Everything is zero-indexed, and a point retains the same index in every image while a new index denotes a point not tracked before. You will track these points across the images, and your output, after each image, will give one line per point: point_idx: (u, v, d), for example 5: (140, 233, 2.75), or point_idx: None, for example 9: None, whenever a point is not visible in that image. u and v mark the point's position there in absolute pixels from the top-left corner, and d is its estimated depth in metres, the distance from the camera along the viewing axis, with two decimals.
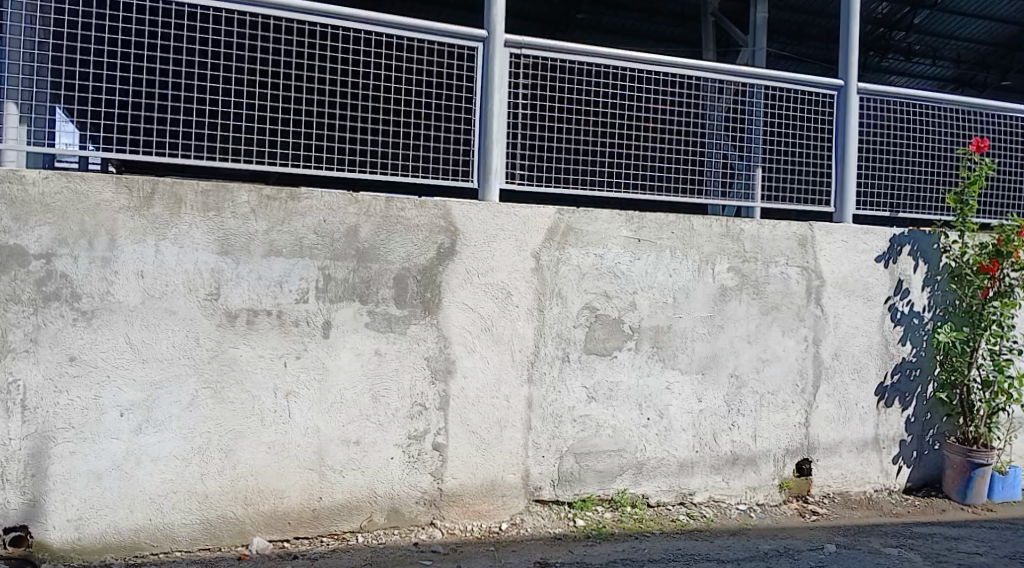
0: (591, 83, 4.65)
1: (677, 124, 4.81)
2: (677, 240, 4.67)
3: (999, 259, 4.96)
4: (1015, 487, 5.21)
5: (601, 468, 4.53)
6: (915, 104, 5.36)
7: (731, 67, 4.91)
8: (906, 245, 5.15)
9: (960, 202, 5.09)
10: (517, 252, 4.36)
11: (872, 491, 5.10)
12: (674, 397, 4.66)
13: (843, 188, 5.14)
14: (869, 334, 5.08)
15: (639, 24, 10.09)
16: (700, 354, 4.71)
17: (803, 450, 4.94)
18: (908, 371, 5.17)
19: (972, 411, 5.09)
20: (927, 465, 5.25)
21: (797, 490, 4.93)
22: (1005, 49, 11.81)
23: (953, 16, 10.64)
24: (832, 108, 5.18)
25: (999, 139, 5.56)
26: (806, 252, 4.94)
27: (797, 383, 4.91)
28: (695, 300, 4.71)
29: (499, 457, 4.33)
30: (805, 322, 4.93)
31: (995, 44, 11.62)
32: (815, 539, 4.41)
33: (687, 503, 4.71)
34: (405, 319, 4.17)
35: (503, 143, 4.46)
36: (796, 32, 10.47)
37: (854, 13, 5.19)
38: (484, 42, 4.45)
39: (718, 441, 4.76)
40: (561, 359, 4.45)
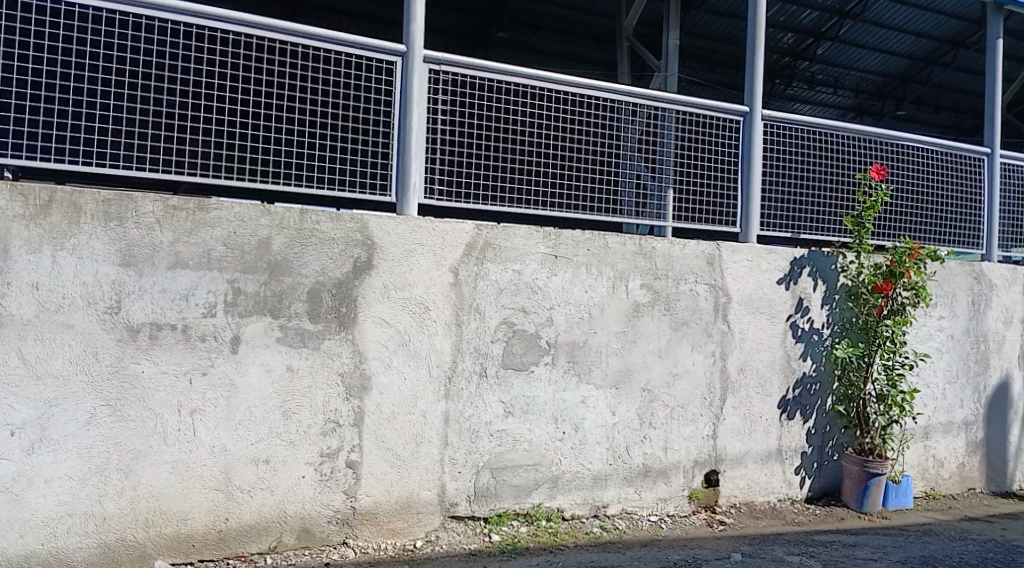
0: (511, 101, 4.71)
1: (594, 144, 4.91)
2: (593, 257, 4.76)
3: (892, 279, 5.34)
4: (907, 495, 5.53)
5: (517, 483, 4.54)
6: (815, 131, 5.66)
7: (643, 91, 5.06)
8: (807, 265, 5.41)
9: (857, 224, 5.42)
10: (435, 266, 4.35)
11: (776, 501, 5.31)
12: (589, 411, 4.73)
13: (748, 209, 5.36)
14: (772, 349, 5.30)
15: (554, 45, 10.28)
16: (614, 369, 4.81)
17: (711, 461, 5.10)
18: (808, 385, 5.42)
19: (868, 423, 5.39)
20: (826, 475, 5.51)
21: (705, 500, 5.09)
22: (900, 80, 12.54)
23: (852, 47, 11.32)
24: (738, 133, 5.40)
25: (891, 166, 5.92)
26: (714, 270, 5.12)
27: (706, 396, 5.08)
28: (609, 315, 4.81)
29: (415, 474, 4.29)
30: (712, 337, 5.11)
31: (889, 75, 12.37)
32: (721, 549, 4.54)
33: (600, 515, 4.78)
34: (319, 334, 4.09)
35: (422, 157, 4.45)
36: (707, 58, 10.86)
37: (758, 45, 5.45)
38: (403, 57, 4.43)
39: (632, 454, 4.86)
40: (479, 375, 4.46)
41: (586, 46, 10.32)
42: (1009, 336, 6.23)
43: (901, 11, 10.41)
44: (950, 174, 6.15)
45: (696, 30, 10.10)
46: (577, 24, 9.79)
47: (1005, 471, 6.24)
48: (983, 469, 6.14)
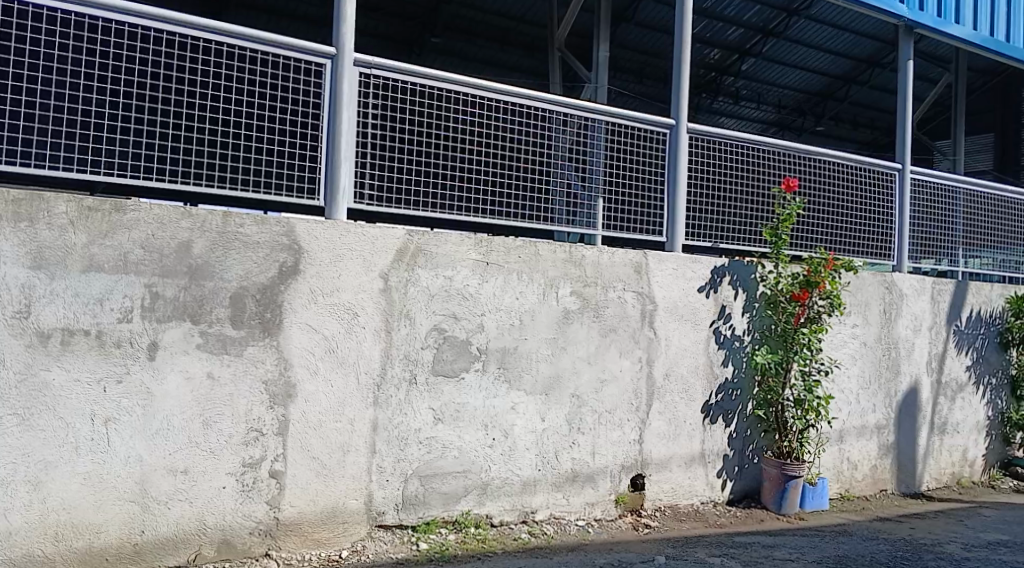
0: (443, 107, 4.70)
1: (526, 152, 4.95)
2: (524, 264, 4.79)
3: (808, 289, 5.55)
4: (822, 496, 5.74)
5: (445, 490, 4.52)
6: (736, 145, 5.84)
7: (573, 101, 5.13)
8: (729, 274, 5.57)
9: (774, 236, 5.61)
10: (364, 272, 4.29)
11: (699, 504, 5.44)
12: (518, 417, 4.75)
13: (673, 218, 5.49)
14: (696, 355, 5.43)
15: (486, 54, 10.31)
16: (544, 375, 4.85)
17: (637, 466, 5.18)
18: (730, 390, 5.58)
19: (785, 427, 5.59)
20: (747, 477, 5.67)
21: (631, 504, 5.16)
22: (820, 97, 13.03)
23: (774, 64, 11.72)
24: (663, 145, 5.53)
25: (807, 179, 6.16)
26: (641, 278, 5.23)
27: (632, 401, 5.16)
28: (539, 322, 4.84)
29: (341, 483, 4.22)
30: (639, 344, 5.20)
31: (808, 92, 12.84)
32: (645, 552, 4.61)
33: (528, 521, 4.79)
34: (242, 340, 3.98)
35: (352, 161, 4.39)
36: (637, 70, 11.06)
37: (683, 59, 5.59)
38: (333, 59, 4.36)
39: (560, 459, 4.89)
40: (408, 382, 4.42)
41: (519, 55, 10.40)
42: (917, 343, 6.54)
43: (819, 29, 10.89)
44: (862, 188, 6.44)
45: (625, 43, 10.30)
46: (511, 33, 9.88)
47: (913, 472, 6.54)
48: (894, 471, 6.42)
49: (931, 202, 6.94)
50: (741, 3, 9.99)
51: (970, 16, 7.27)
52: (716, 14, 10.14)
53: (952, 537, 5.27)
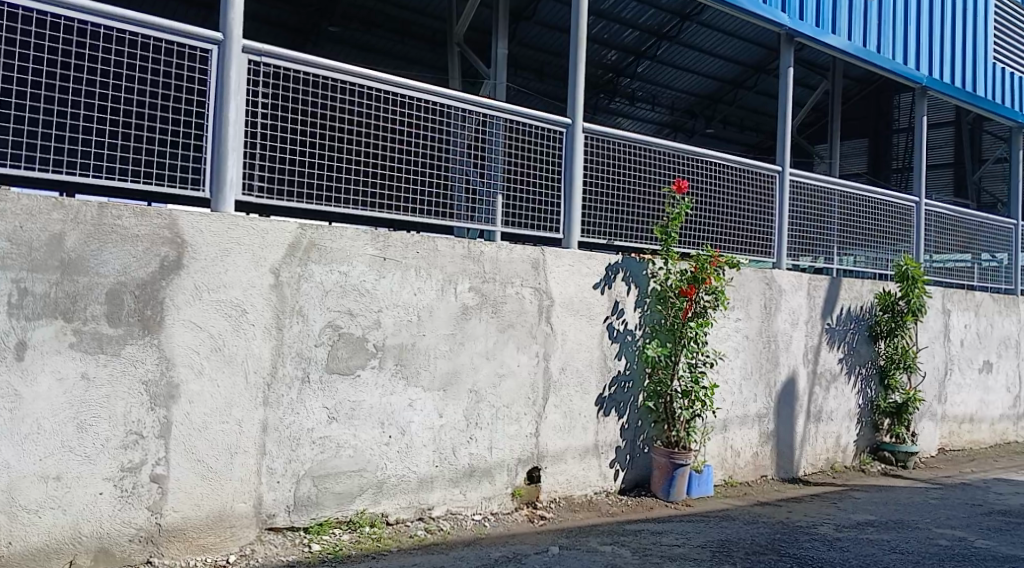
0: (337, 98, 4.60)
1: (423, 146, 4.91)
2: (421, 259, 4.75)
3: (695, 284, 5.72)
4: (708, 483, 5.96)
5: (339, 489, 4.43)
6: (628, 144, 5.98)
7: (471, 97, 5.13)
8: (622, 269, 5.70)
9: (664, 233, 5.79)
10: (253, 267, 4.14)
11: (593, 494, 5.54)
12: (415, 413, 4.71)
13: (570, 215, 5.56)
14: (591, 349, 5.54)
15: (385, 45, 10.16)
16: (441, 371, 4.83)
17: (533, 459, 5.23)
18: (622, 383, 5.71)
19: (674, 417, 5.74)
20: (638, 467, 5.83)
21: (527, 497, 5.21)
22: (710, 101, 13.50)
23: (668, 67, 12.06)
24: (561, 143, 5.60)
25: (694, 180, 6.38)
26: (538, 274, 5.28)
27: (529, 395, 5.22)
28: (437, 318, 4.81)
29: (229, 485, 4.07)
30: (536, 338, 5.26)
31: (700, 95, 13.28)
32: (541, 543, 4.66)
33: (425, 517, 4.76)
34: (119, 339, 3.78)
35: (240, 152, 4.22)
36: (537, 69, 11.14)
37: (580, 58, 5.66)
38: (220, 46, 4.20)
39: (457, 455, 4.89)
40: (301, 380, 4.31)
41: (418, 47, 10.30)
42: (795, 336, 6.88)
43: (710, 35, 11.29)
44: (746, 190, 6.73)
45: (525, 40, 10.37)
46: (411, 25, 9.77)
47: (792, 458, 6.89)
48: (774, 457, 6.73)
49: (810, 203, 7.32)
50: (637, 6, 10.23)
51: (845, 25, 7.72)
52: (614, 16, 10.34)
53: (826, 519, 5.57)
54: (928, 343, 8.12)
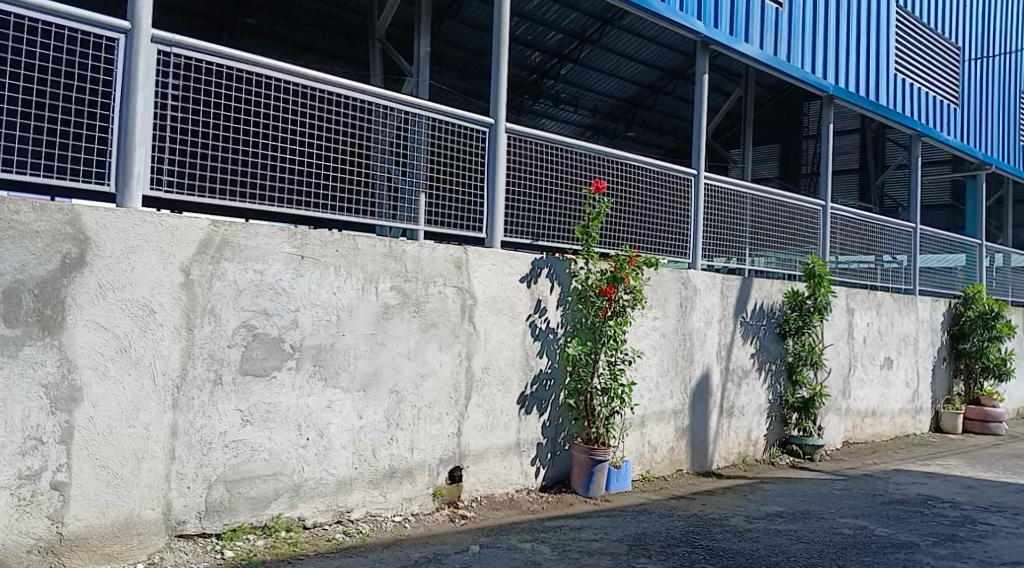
0: (255, 92, 4.50)
1: (343, 143, 4.84)
2: (341, 258, 4.67)
3: (614, 284, 5.78)
4: (626, 479, 6.07)
5: (253, 494, 4.33)
6: (550, 145, 6.03)
7: (394, 94, 5.08)
8: (544, 269, 5.76)
9: (585, 234, 5.85)
10: (162, 265, 4.00)
11: (514, 492, 5.57)
12: (334, 415, 4.64)
13: (493, 214, 5.56)
14: (513, 348, 5.57)
15: (305, 39, 9.96)
16: (362, 371, 4.77)
17: (454, 459, 5.23)
18: (544, 381, 5.77)
19: (594, 414, 5.81)
20: (558, 465, 5.89)
21: (449, 497, 5.19)
22: (631, 105, 13.74)
23: (590, 70, 12.22)
24: (483, 143, 5.60)
25: (614, 182, 6.50)
26: (461, 273, 5.27)
27: (451, 395, 5.21)
28: (357, 317, 4.75)
29: (136, 492, 3.92)
30: (458, 338, 5.25)
31: (621, 99, 13.51)
32: (461, 542, 4.66)
33: (343, 521, 4.69)
34: (16, 340, 3.59)
35: (148, 145, 4.07)
36: (461, 68, 11.12)
37: (502, 59, 5.67)
38: (128, 35, 4.03)
39: (377, 456, 4.84)
40: (212, 383, 4.18)
41: (339, 43, 10.14)
42: (709, 334, 7.08)
43: (631, 40, 11.50)
44: (664, 192, 6.88)
45: (448, 39, 10.35)
46: (332, 20, 9.61)
47: (706, 453, 7.08)
48: (689, 452, 6.90)
49: (723, 206, 7.54)
50: (560, 9, 10.34)
51: (757, 35, 8.00)
52: (537, 18, 10.41)
53: (737, 511, 5.75)
54: (833, 341, 8.47)
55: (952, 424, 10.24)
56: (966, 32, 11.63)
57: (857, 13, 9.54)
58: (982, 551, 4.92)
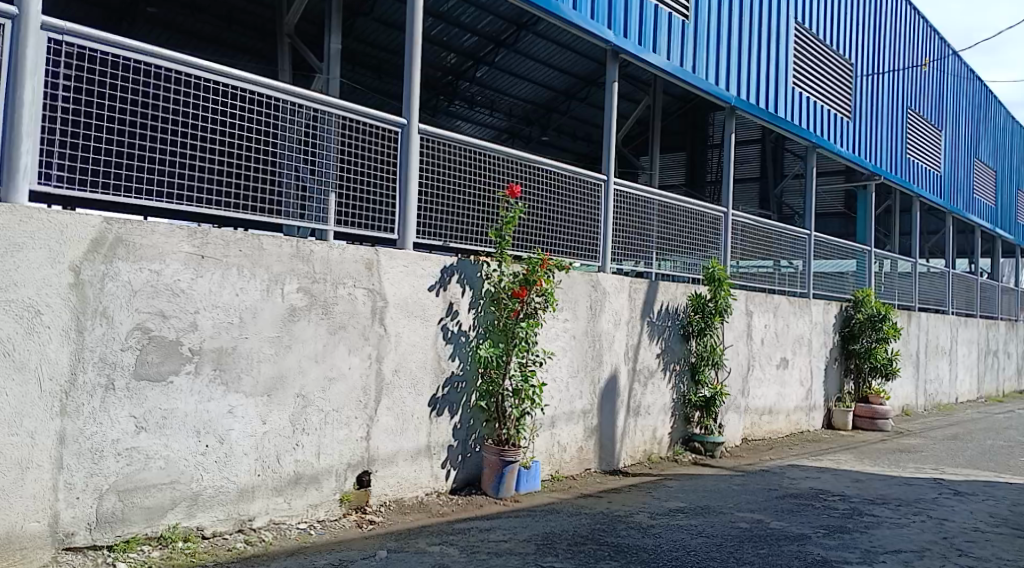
0: (153, 83, 4.33)
1: (247, 140, 4.72)
2: (245, 258, 4.55)
3: (527, 286, 5.84)
4: (535, 479, 6.13)
5: (148, 504, 4.17)
6: (462, 148, 6.03)
7: (302, 91, 4.98)
8: (456, 271, 5.75)
9: (498, 237, 5.88)
10: (50, 264, 3.79)
11: (423, 495, 5.54)
12: (236, 421, 4.51)
13: (405, 215, 5.51)
14: (424, 350, 5.54)
15: (210, 31, 9.65)
16: (266, 375, 4.65)
17: (363, 463, 5.16)
18: (455, 383, 5.76)
19: (504, 415, 5.86)
20: (469, 466, 5.89)
21: (356, 502, 5.12)
22: (545, 109, 13.87)
23: (505, 74, 12.29)
24: (395, 143, 5.55)
25: (526, 186, 6.55)
26: (371, 275, 5.21)
27: (360, 399, 5.14)
28: (261, 319, 4.63)
29: (19, 505, 3.71)
30: (368, 340, 5.19)
31: (535, 103, 13.63)
32: (368, 548, 4.60)
33: (245, 530, 4.57)
34: None
35: (36, 138, 3.86)
36: (374, 66, 11.00)
37: (415, 59, 5.64)
38: (15, 21, 3.82)
39: (281, 462, 4.73)
40: (104, 388, 4.00)
41: (247, 36, 9.87)
42: (618, 335, 7.22)
43: (545, 45, 11.61)
44: (575, 196, 6.99)
45: (361, 37, 10.21)
46: (240, 12, 9.34)
47: (613, 451, 7.21)
48: (597, 451, 7.02)
49: (632, 211, 7.72)
50: (475, 11, 10.35)
51: (664, 45, 8.22)
52: (451, 19, 10.40)
53: (642, 508, 5.88)
54: (734, 341, 8.78)
55: (842, 422, 10.72)
56: (858, 50, 12.26)
57: (759, 27, 9.93)
58: (868, 541, 5.19)
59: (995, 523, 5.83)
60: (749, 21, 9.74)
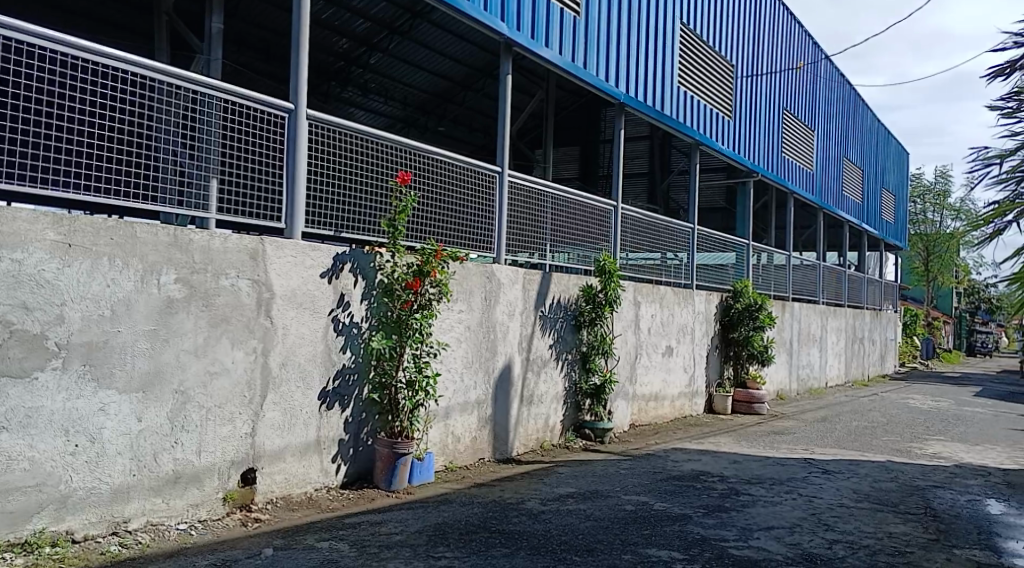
0: (14, 59, 4.08)
1: (120, 122, 4.50)
2: (117, 247, 4.32)
3: (421, 277, 5.82)
4: (428, 470, 6.13)
5: (12, 508, 3.92)
6: (354, 135, 5.90)
7: (182, 72, 4.78)
8: (348, 262, 5.65)
9: (391, 227, 5.79)
10: None
11: (312, 491, 5.44)
12: (109, 419, 4.29)
13: (293, 204, 5.35)
14: (314, 343, 5.42)
15: (83, 6, 9.10)
16: (141, 370, 4.44)
17: (247, 460, 5.01)
18: (347, 375, 5.67)
19: (398, 408, 5.77)
20: (360, 460, 5.82)
21: (240, 500, 4.97)
22: (440, 99, 13.79)
23: (399, 62, 12.13)
24: (282, 129, 5.38)
25: (420, 176, 6.49)
26: (256, 265, 5.05)
27: (245, 394, 4.99)
28: (136, 313, 4.41)
29: None
30: (253, 333, 5.04)
31: (430, 93, 13.53)
32: (253, 546, 4.47)
33: (120, 532, 4.36)
34: None
35: None
36: (262, 49, 10.64)
37: (303, 43, 5.47)
38: None
39: (159, 461, 4.53)
40: None
41: (125, 13, 9.35)
42: (511, 326, 7.29)
43: (439, 35, 11.53)
44: (470, 187, 6.98)
45: (247, 18, 9.88)
46: None
47: (507, 440, 7.28)
48: (491, 440, 7.07)
49: (527, 202, 7.78)
50: None
51: (556, 39, 8.33)
52: (344, 4, 10.19)
53: (532, 495, 5.97)
54: (622, 330, 9.01)
55: (722, 406, 11.23)
56: (739, 52, 12.79)
57: (647, 25, 10.19)
58: (744, 519, 5.45)
59: (858, 499, 6.25)
60: (637, 19, 9.98)
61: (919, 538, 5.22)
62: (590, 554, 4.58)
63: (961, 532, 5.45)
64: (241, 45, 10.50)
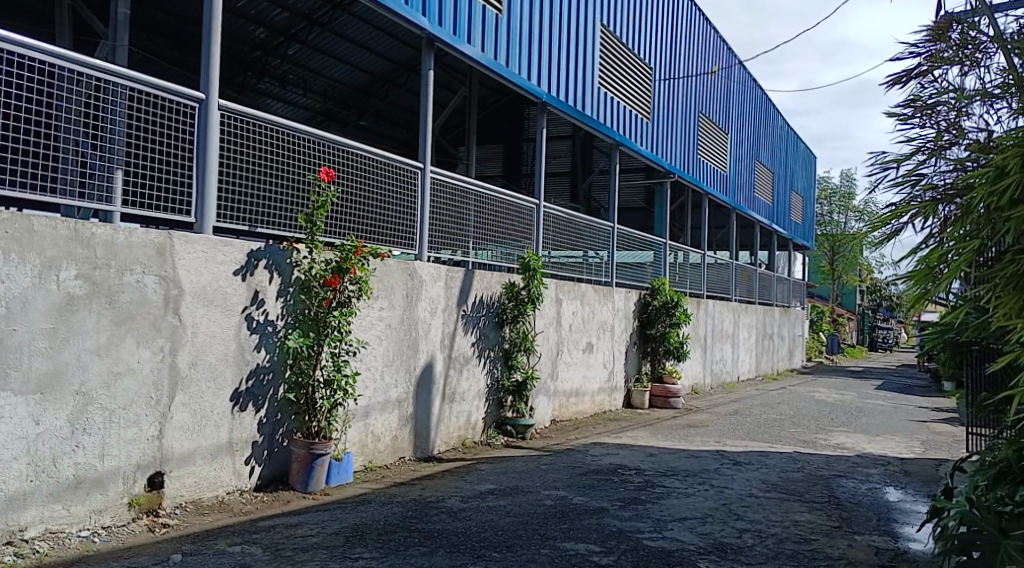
0: None
1: (17, 108, 4.27)
2: (12, 241, 4.10)
3: (340, 274, 5.76)
4: (347, 470, 6.04)
5: None
6: (269, 127, 5.76)
7: (85, 58, 4.57)
8: (263, 258, 5.51)
9: (309, 222, 5.67)
10: None
11: (224, 494, 5.29)
12: (2, 422, 4.07)
13: (203, 196, 5.19)
14: (225, 342, 5.27)
15: None
16: (39, 371, 4.23)
17: (154, 464, 4.83)
18: (261, 374, 5.53)
19: (315, 407, 5.70)
20: (276, 461, 5.69)
21: (147, 505, 4.80)
22: (361, 94, 13.60)
23: (318, 54, 11.91)
24: (192, 119, 5.21)
25: (339, 170, 6.38)
26: (164, 261, 4.87)
27: (152, 395, 4.81)
28: (33, 311, 4.20)
29: None
30: (160, 332, 4.86)
31: (350, 87, 13.32)
32: (161, 552, 4.32)
33: (15, 541, 4.14)
34: None
35: None
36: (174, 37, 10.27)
37: (215, 30, 5.30)
38: None
39: (58, 466, 4.33)
40: None
41: None
42: (433, 323, 7.25)
43: (360, 29, 11.37)
44: (391, 183, 6.90)
45: (159, 5, 9.52)
46: None
47: (428, 438, 7.24)
48: (411, 439, 7.02)
49: (449, 199, 7.74)
50: None
51: (478, 36, 8.32)
52: None
53: (452, 492, 5.96)
54: (544, 327, 9.08)
55: (640, 401, 11.45)
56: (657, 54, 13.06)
57: (568, 26, 10.30)
58: (659, 511, 5.58)
59: (767, 488, 6.48)
60: (558, 18, 10.07)
61: (822, 525, 5.45)
62: (508, 550, 4.61)
63: (862, 518, 5.72)
64: (152, 32, 10.12)
